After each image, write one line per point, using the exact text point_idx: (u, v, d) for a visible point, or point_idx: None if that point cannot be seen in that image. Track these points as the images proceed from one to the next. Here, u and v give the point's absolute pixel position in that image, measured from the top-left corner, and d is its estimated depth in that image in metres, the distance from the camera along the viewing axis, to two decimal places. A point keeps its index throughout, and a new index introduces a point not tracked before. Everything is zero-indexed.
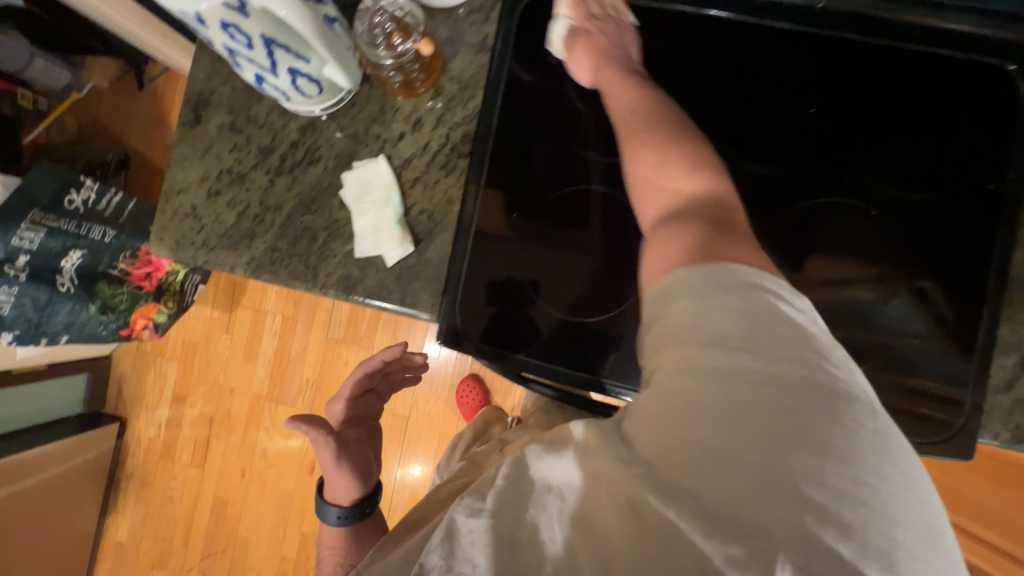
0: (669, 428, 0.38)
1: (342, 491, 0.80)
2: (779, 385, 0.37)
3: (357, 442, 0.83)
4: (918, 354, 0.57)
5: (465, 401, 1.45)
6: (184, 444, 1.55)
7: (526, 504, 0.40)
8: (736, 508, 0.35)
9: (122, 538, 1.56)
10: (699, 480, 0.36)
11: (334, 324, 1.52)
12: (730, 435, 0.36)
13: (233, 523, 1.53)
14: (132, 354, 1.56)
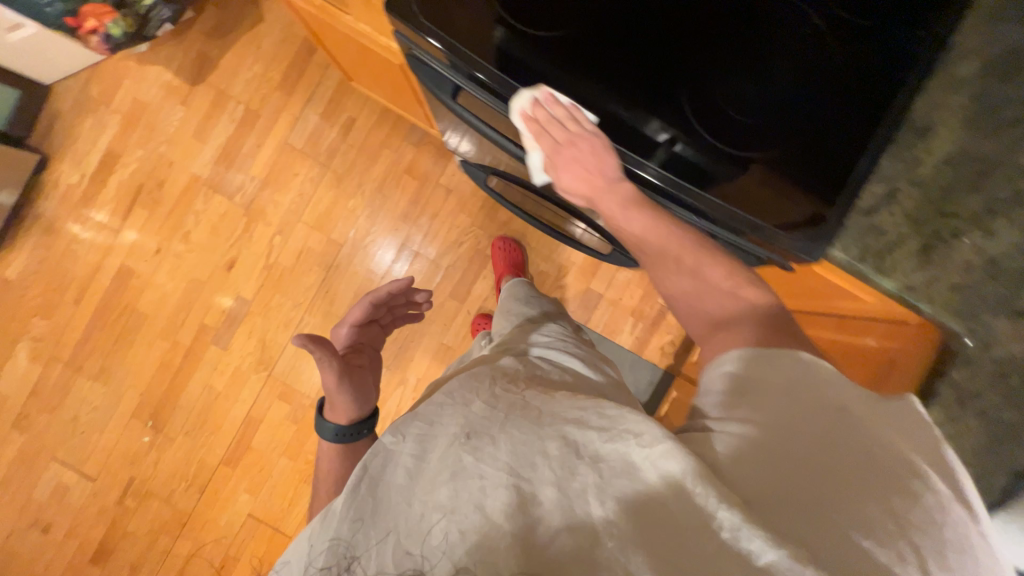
0: (753, 463, 0.43)
1: (343, 411, 0.78)
2: (850, 435, 0.44)
3: (362, 365, 0.84)
4: (821, 158, 0.59)
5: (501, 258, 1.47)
6: (105, 202, 1.48)
7: (559, 480, 0.45)
8: (820, 528, 0.39)
9: (10, 277, 1.48)
10: (781, 504, 0.40)
11: (296, 132, 1.48)
12: (811, 477, 0.42)
13: (133, 295, 1.48)
14: (74, 94, 1.46)
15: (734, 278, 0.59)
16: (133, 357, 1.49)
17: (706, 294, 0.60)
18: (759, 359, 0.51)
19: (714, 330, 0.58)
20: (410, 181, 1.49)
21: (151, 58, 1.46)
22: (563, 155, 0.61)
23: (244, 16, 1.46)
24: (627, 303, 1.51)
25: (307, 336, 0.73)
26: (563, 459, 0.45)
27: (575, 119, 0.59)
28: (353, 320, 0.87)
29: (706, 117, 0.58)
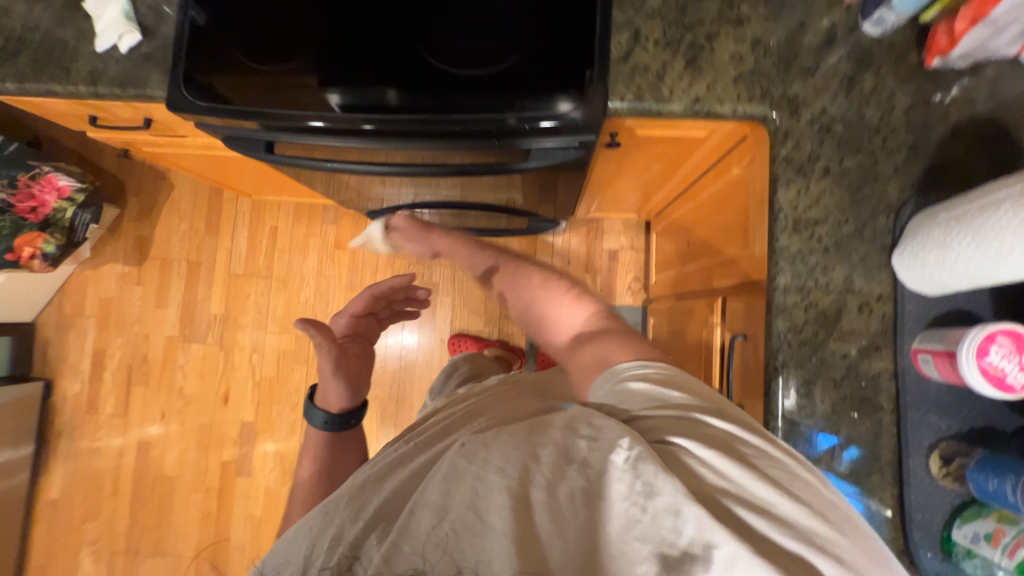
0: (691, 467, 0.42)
1: (332, 400, 0.90)
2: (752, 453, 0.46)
3: (355, 355, 0.95)
4: (562, 38, 0.64)
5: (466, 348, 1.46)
6: (107, 394, 1.63)
7: (562, 493, 0.40)
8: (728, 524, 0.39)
9: (56, 495, 1.61)
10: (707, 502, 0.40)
11: (235, 261, 1.63)
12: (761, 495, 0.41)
13: (158, 464, 1.59)
14: (54, 319, 1.67)
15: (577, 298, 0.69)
16: (178, 520, 1.57)
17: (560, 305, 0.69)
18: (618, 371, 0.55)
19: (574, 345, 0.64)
20: (342, 254, 1.60)
21: (101, 260, 1.66)
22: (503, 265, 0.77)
23: (159, 191, 1.66)
24: (577, 263, 1.53)
25: (307, 322, 0.85)
26: (554, 464, 0.41)
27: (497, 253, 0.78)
28: (351, 312, 0.96)
29: (441, 60, 0.65)
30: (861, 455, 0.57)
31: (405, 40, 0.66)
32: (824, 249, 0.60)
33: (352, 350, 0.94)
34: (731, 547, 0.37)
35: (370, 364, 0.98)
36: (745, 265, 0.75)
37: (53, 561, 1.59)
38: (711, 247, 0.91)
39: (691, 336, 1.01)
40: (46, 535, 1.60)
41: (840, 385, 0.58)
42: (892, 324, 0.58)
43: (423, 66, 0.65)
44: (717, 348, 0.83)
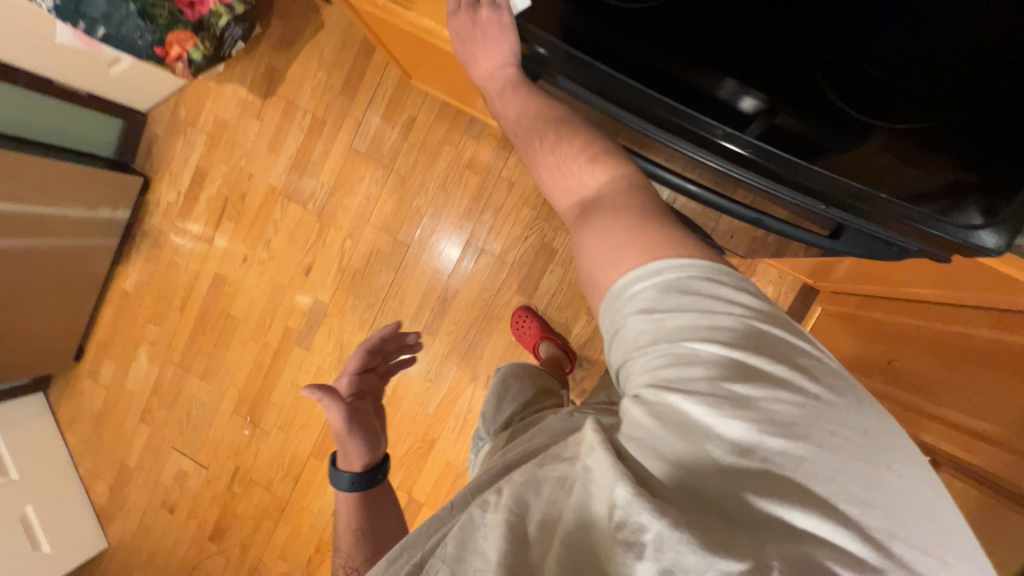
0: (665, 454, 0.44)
1: (354, 458, 0.87)
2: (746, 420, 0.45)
3: (369, 410, 0.93)
4: None
5: (522, 331, 1.42)
6: (198, 216, 1.61)
7: (546, 510, 0.47)
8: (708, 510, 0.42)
9: (129, 289, 1.66)
10: (675, 483, 0.44)
11: (360, 136, 1.50)
12: (742, 471, 0.43)
13: (227, 301, 1.61)
14: (166, 119, 1.59)
15: (595, 162, 0.60)
16: (230, 359, 1.62)
17: (578, 186, 0.61)
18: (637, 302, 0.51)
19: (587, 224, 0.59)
20: (471, 177, 1.46)
21: (227, 77, 1.54)
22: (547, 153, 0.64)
23: (306, 26, 1.49)
24: None
25: (315, 386, 0.85)
26: (552, 493, 0.48)
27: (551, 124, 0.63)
28: (352, 369, 0.96)
29: (850, 105, 0.54)
30: None
31: (798, 51, 0.54)
32: None
33: (363, 404, 0.93)
34: (658, 526, 0.40)
35: (382, 418, 0.95)
36: None
37: (112, 344, 1.69)
38: (942, 394, 0.79)
39: None
40: (112, 320, 1.68)
41: None
42: None
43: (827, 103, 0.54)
44: None
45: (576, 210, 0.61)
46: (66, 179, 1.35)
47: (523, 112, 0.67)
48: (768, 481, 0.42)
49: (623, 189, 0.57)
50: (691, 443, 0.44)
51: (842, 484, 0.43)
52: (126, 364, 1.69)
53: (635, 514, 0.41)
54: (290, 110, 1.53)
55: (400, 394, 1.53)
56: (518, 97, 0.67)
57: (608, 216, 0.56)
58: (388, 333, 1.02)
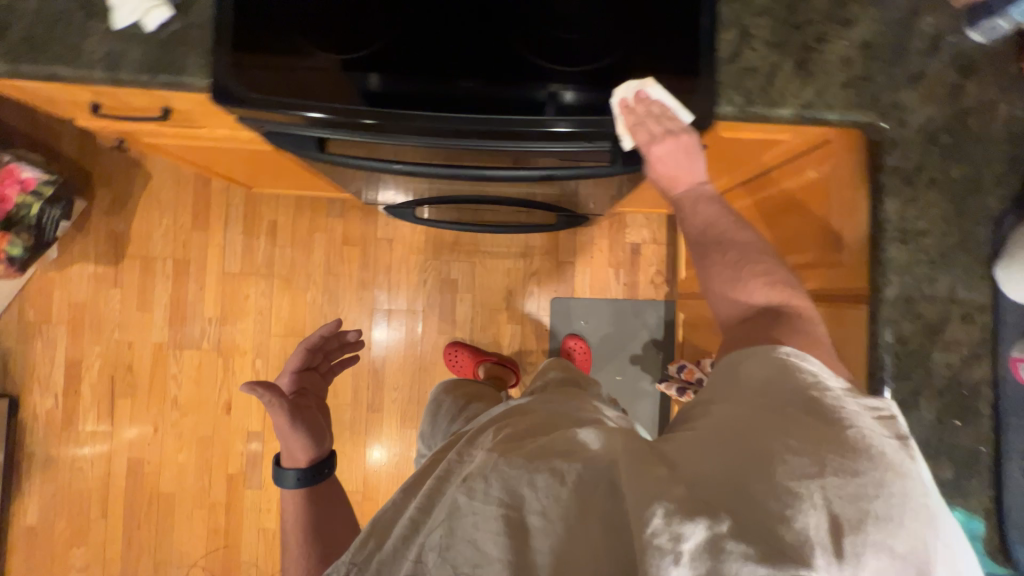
0: (712, 461, 0.43)
1: (299, 455, 0.80)
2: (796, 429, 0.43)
3: (315, 405, 0.88)
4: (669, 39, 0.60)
5: (457, 363, 1.45)
6: (87, 408, 1.47)
7: (555, 503, 0.44)
8: (739, 507, 0.40)
9: (33, 522, 1.45)
10: (715, 481, 0.42)
11: (229, 258, 1.49)
12: (800, 497, 0.38)
13: (153, 481, 1.46)
14: (14, 328, 1.47)
15: (741, 266, 0.59)
16: (180, 540, 1.46)
17: (734, 287, 0.59)
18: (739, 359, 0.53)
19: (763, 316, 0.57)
20: (352, 250, 1.49)
21: (68, 260, 1.47)
22: (657, 149, 0.59)
23: (134, 182, 1.48)
24: (600, 256, 1.51)
25: (255, 382, 0.78)
26: (550, 489, 0.44)
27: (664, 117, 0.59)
28: (290, 369, 0.92)
29: (546, 58, 0.58)
30: (961, 461, 0.59)
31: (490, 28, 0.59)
32: (931, 260, 0.60)
33: (305, 397, 0.88)
34: (701, 534, 0.37)
35: (325, 414, 0.90)
36: (824, 273, 0.75)
37: None
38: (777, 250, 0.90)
39: None
40: (24, 567, 1.45)
41: (944, 394, 0.59)
42: (991, 333, 0.60)
43: (513, 56, 0.58)
44: None
45: (725, 305, 0.60)
46: None
47: (700, 220, 0.62)
48: (815, 504, 0.38)
49: (789, 319, 0.56)
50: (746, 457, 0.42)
51: (908, 504, 0.38)
52: None
53: (671, 522, 0.38)
54: (148, 264, 1.48)
55: (372, 482, 1.46)
56: (705, 204, 0.63)
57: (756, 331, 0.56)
58: (332, 331, 0.99)
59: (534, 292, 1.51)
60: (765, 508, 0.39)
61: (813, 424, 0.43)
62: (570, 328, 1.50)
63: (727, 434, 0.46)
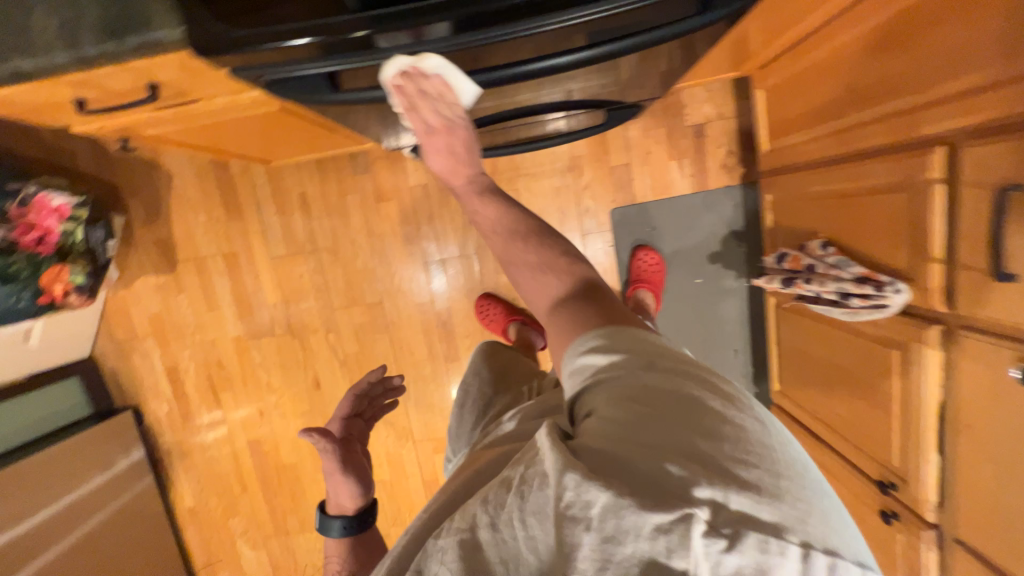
0: (608, 435, 0.41)
1: (343, 503, 0.78)
2: (680, 396, 0.43)
3: (360, 450, 0.83)
4: None
5: (489, 320, 1.40)
6: (198, 406, 1.59)
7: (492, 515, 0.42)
8: (638, 465, 0.39)
9: (192, 504, 1.66)
10: (614, 444, 0.40)
11: (272, 242, 1.45)
12: (684, 447, 0.39)
13: (275, 457, 1.60)
14: (111, 349, 1.56)
15: (548, 262, 0.60)
16: (314, 500, 1.62)
17: (546, 273, 0.59)
18: (598, 348, 0.49)
19: (572, 294, 0.57)
20: (388, 205, 1.40)
21: (130, 277, 1.50)
22: (433, 141, 0.62)
23: (158, 185, 1.43)
24: (657, 150, 1.32)
25: (310, 428, 0.78)
26: (495, 497, 0.43)
27: (444, 102, 0.57)
28: (339, 416, 0.86)
29: None
30: None
31: None
32: None
33: (349, 441, 0.83)
34: (605, 497, 0.36)
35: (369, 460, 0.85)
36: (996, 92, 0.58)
37: (214, 556, 1.69)
38: (911, 82, 0.69)
39: (858, 206, 0.84)
40: (198, 538, 1.69)
41: None
42: None
43: None
44: (936, 210, 0.67)
45: (541, 298, 0.59)
46: (63, 449, 1.38)
47: (493, 217, 0.64)
48: (709, 469, 0.38)
49: (581, 298, 0.56)
50: (634, 419, 0.41)
51: (760, 443, 0.40)
52: (238, 564, 1.69)
53: (581, 491, 0.37)
54: (201, 264, 1.48)
55: None
56: (482, 202, 0.64)
57: (573, 306, 0.55)
58: (379, 376, 0.92)
59: (592, 207, 1.36)
60: (664, 468, 0.38)
61: (673, 381, 0.44)
62: (637, 238, 1.36)
63: (602, 404, 0.44)
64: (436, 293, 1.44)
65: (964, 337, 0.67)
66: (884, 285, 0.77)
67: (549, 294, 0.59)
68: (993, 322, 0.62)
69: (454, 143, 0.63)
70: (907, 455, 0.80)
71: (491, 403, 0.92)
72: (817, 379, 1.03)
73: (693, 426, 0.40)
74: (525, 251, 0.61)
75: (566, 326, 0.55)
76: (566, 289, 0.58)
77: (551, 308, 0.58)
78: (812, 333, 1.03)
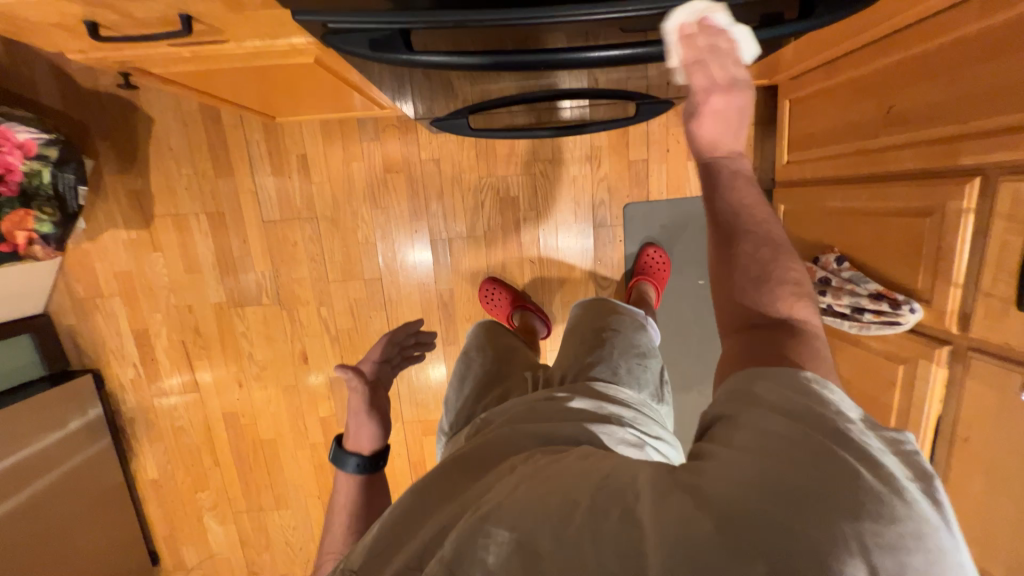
0: (741, 479, 0.36)
1: (362, 438, 0.78)
2: (841, 468, 0.36)
3: (385, 396, 0.86)
4: None
5: (493, 305, 1.37)
6: (169, 374, 1.48)
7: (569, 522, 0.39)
8: (777, 524, 0.33)
9: (156, 476, 1.56)
10: (744, 491, 0.35)
11: (265, 204, 1.34)
12: (839, 537, 0.32)
13: (252, 431, 1.52)
14: (69, 306, 1.42)
15: (767, 277, 0.48)
16: (292, 476, 1.56)
17: (746, 288, 0.48)
18: (778, 383, 0.41)
19: (775, 326, 0.46)
20: (396, 177, 1.33)
21: (97, 229, 1.35)
22: (714, 103, 0.52)
23: (134, 128, 1.29)
24: (677, 149, 1.32)
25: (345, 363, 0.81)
26: (589, 508, 0.39)
27: (725, 54, 0.50)
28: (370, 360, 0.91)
29: None
30: None
31: None
32: None
33: (379, 385, 0.86)
34: (727, 546, 0.33)
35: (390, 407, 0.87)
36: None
37: (178, 530, 1.61)
38: (949, 111, 0.72)
39: (875, 223, 0.88)
40: (161, 511, 1.59)
41: None
42: None
43: None
44: (959, 236, 0.71)
45: (731, 315, 0.49)
46: (12, 412, 1.25)
47: (744, 196, 0.51)
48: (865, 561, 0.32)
49: (803, 339, 0.46)
50: (771, 477, 0.35)
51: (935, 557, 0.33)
52: (204, 539, 1.61)
53: (691, 537, 0.34)
54: (182, 221, 1.36)
55: None
56: (723, 185, 0.52)
57: (771, 343, 0.45)
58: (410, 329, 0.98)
59: (606, 200, 1.35)
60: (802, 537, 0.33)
61: (839, 451, 0.37)
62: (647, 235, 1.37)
63: (741, 446, 0.39)
64: (439, 273, 1.40)
65: (969, 358, 0.72)
66: (901, 303, 0.81)
67: (746, 312, 0.48)
68: (1007, 347, 0.67)
69: (710, 111, 0.52)
70: None
71: (490, 381, 0.89)
72: None
73: (855, 504, 0.34)
74: (731, 262, 0.49)
75: (751, 353, 0.46)
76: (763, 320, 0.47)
77: (739, 328, 0.48)
78: None
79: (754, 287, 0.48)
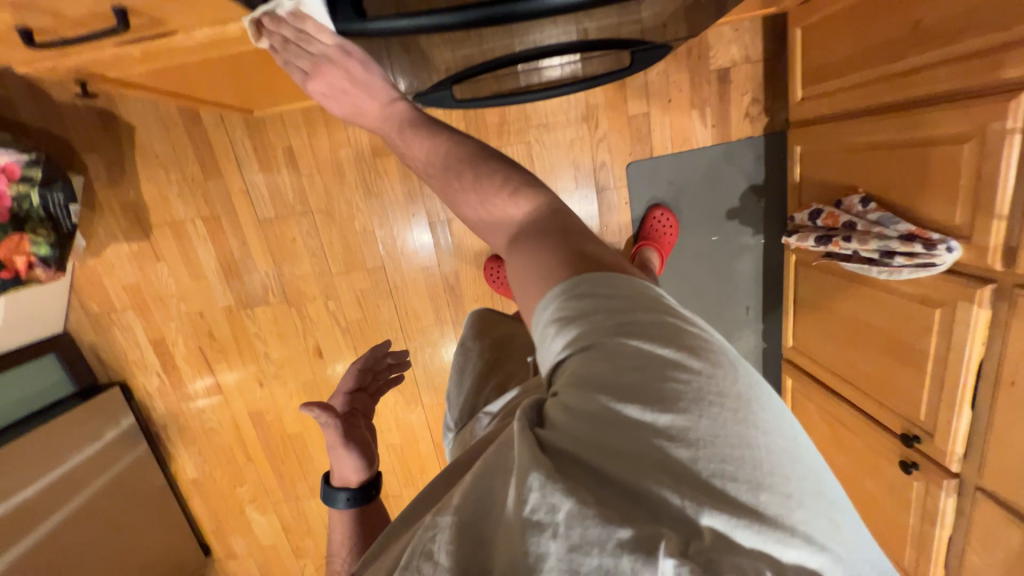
0: (573, 414, 0.35)
1: (347, 475, 0.72)
2: (664, 373, 0.34)
3: (364, 426, 0.78)
4: None
5: (499, 283, 1.34)
6: (191, 379, 1.51)
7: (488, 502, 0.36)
8: (601, 453, 0.34)
9: (195, 476, 1.63)
10: (570, 426, 0.35)
11: (258, 202, 1.32)
12: (657, 446, 0.33)
13: (279, 426, 1.56)
14: (87, 323, 1.44)
15: (504, 183, 0.48)
16: (323, 465, 1.61)
17: (484, 196, 0.48)
18: (559, 289, 0.40)
19: (518, 235, 0.46)
20: (387, 160, 1.28)
21: (99, 245, 1.36)
22: (318, 90, 0.55)
23: (117, 138, 1.26)
24: (679, 97, 1.22)
25: (312, 402, 0.73)
26: (477, 487, 0.37)
27: (306, 43, 0.52)
28: (343, 390, 0.81)
29: None
30: None
31: None
32: None
33: (354, 417, 0.78)
34: (569, 504, 0.32)
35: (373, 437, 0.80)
36: None
37: (224, 523, 1.68)
38: (993, 13, 0.63)
39: (908, 154, 0.79)
40: (205, 507, 1.66)
41: None
42: None
43: None
44: (1007, 157, 0.63)
45: (496, 227, 0.49)
46: (50, 429, 1.29)
47: (426, 152, 0.52)
48: (686, 464, 0.33)
49: (546, 224, 0.46)
50: (594, 409, 0.34)
51: (756, 433, 0.34)
52: (249, 529, 1.69)
53: (545, 494, 0.32)
54: (179, 228, 1.34)
55: None
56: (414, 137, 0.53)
57: (538, 237, 0.44)
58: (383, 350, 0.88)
59: (607, 161, 1.27)
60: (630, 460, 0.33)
61: (653, 353, 0.35)
62: (653, 194, 1.30)
63: (565, 377, 0.36)
64: (443, 255, 1.36)
65: (1015, 295, 0.66)
66: (936, 243, 0.74)
67: (501, 223, 0.48)
68: None
69: (340, 83, 0.54)
70: (936, 409, 0.81)
71: (495, 375, 0.85)
72: (838, 336, 1.04)
73: (682, 416, 0.33)
74: (461, 180, 0.49)
75: (522, 265, 0.44)
76: (515, 223, 0.47)
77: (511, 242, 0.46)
78: (838, 292, 1.02)
79: (480, 195, 0.49)
